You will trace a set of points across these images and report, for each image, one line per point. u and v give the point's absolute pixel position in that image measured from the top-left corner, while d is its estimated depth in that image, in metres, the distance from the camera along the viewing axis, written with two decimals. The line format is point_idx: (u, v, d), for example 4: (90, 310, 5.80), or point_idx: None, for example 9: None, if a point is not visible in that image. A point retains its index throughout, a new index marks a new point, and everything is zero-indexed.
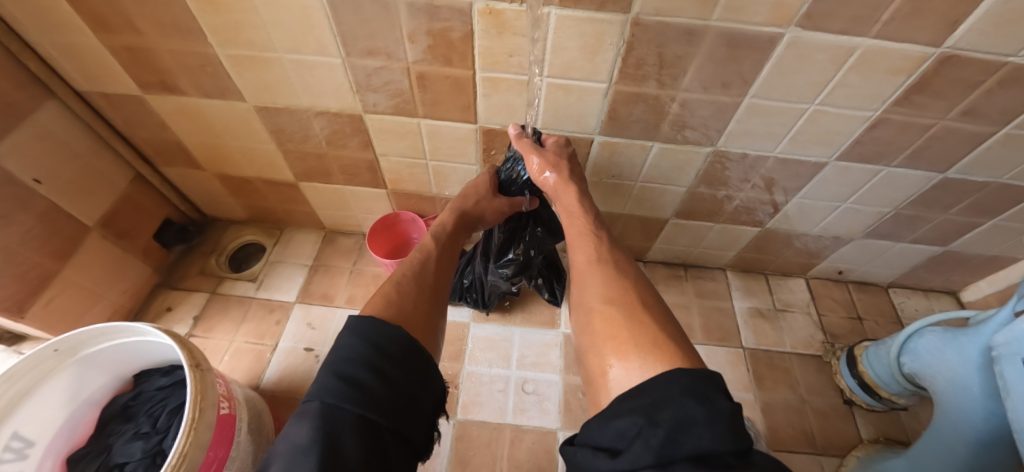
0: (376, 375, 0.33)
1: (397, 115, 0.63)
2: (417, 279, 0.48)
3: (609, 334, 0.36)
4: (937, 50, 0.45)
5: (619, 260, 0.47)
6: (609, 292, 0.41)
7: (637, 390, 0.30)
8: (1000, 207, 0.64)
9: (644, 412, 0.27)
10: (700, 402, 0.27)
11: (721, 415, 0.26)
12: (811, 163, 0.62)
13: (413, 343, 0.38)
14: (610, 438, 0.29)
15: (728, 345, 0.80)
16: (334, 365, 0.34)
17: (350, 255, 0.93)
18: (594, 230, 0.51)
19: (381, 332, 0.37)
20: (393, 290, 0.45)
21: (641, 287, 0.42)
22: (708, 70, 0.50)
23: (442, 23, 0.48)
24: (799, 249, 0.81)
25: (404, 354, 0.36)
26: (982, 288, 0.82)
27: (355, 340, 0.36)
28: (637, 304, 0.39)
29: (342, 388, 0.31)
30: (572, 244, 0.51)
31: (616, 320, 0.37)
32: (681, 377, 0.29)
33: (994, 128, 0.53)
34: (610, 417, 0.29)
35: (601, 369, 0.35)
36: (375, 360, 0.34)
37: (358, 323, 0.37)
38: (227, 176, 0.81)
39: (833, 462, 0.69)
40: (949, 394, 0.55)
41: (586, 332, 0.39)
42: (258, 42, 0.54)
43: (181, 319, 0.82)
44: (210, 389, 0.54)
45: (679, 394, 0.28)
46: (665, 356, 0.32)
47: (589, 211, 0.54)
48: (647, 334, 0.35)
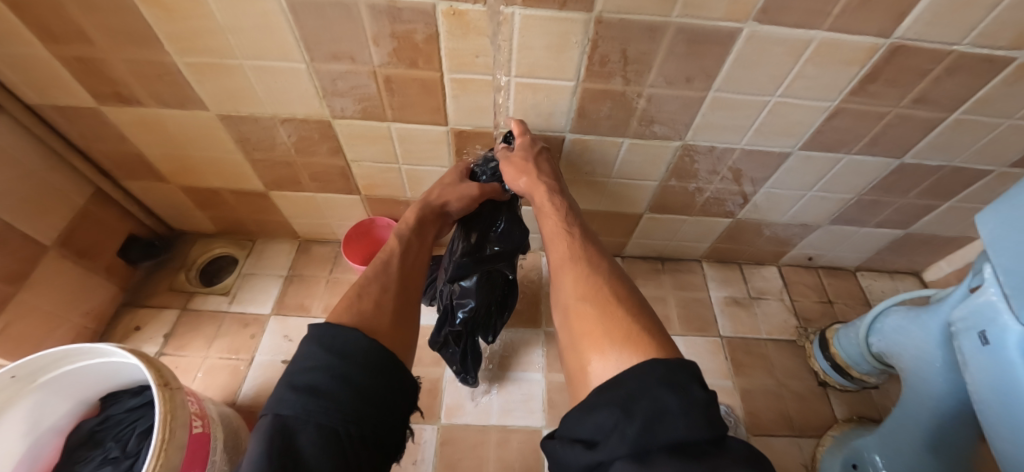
0: (335, 382, 0.34)
1: (366, 120, 0.62)
2: (382, 281, 0.49)
3: (585, 330, 0.36)
4: (887, 41, 0.47)
5: (591, 254, 0.45)
6: (581, 289, 0.40)
7: (614, 383, 0.30)
8: (954, 189, 0.67)
9: (621, 404, 0.27)
10: (675, 392, 0.27)
11: (696, 403, 0.26)
12: (776, 153, 0.64)
13: (375, 345, 0.38)
14: (588, 430, 0.28)
15: (707, 335, 0.82)
16: (292, 376, 0.34)
17: (326, 263, 0.91)
18: (569, 226, 0.50)
19: (342, 336, 0.37)
20: (357, 293, 0.45)
21: (615, 281, 0.41)
22: (673, 66, 0.51)
23: (405, 26, 0.48)
24: (770, 237, 0.83)
25: (367, 357, 0.37)
26: (942, 267, 0.85)
27: (316, 348, 0.36)
28: (609, 300, 0.38)
29: (300, 397, 0.32)
30: (548, 240, 0.50)
31: (590, 316, 0.37)
32: (657, 368, 0.29)
33: (944, 113, 0.56)
34: (587, 410, 0.29)
35: (581, 365, 0.35)
36: (336, 367, 0.35)
37: (318, 331, 0.38)
38: (193, 188, 0.78)
39: (811, 442, 0.72)
40: (915, 371, 0.57)
41: (565, 331, 0.39)
42: (218, 49, 0.52)
43: (150, 338, 0.79)
44: (181, 409, 0.52)
45: (654, 384, 0.27)
46: (640, 350, 0.31)
47: (564, 207, 0.53)
48: (621, 329, 0.34)
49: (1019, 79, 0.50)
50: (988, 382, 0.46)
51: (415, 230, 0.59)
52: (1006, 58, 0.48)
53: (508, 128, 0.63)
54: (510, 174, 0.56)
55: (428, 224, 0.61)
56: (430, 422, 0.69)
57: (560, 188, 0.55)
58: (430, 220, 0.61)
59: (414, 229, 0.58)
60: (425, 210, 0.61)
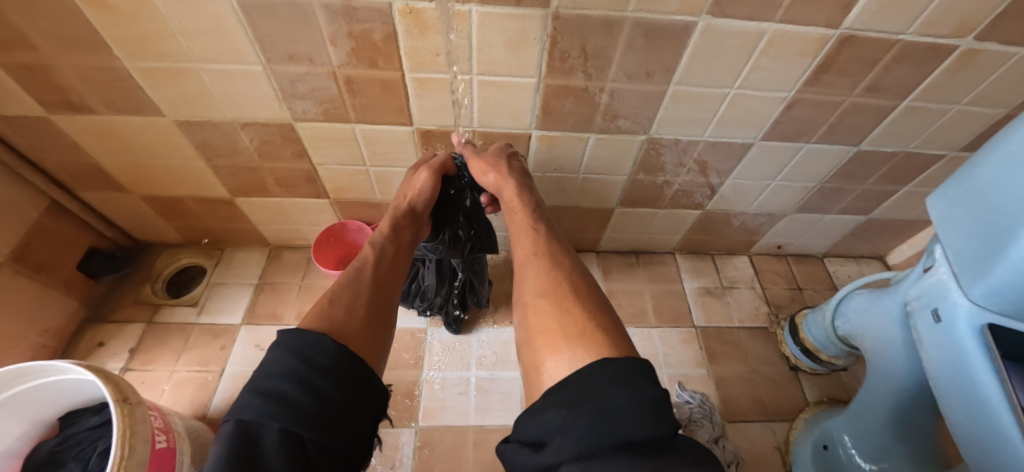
0: (301, 387, 0.32)
1: (329, 122, 0.61)
2: (353, 287, 0.47)
3: (542, 327, 0.36)
4: (836, 31, 0.48)
5: (556, 250, 0.46)
6: (541, 286, 0.41)
7: (567, 383, 0.30)
8: (910, 174, 0.70)
9: (569, 404, 0.27)
10: (624, 389, 0.27)
11: (645, 401, 0.26)
12: (739, 144, 0.65)
13: (348, 351, 0.37)
14: (537, 432, 0.28)
15: (681, 326, 0.83)
16: (257, 381, 0.33)
17: (298, 270, 0.89)
18: (533, 222, 0.50)
19: (310, 341, 0.36)
20: (328, 299, 0.44)
21: (576, 277, 0.41)
22: (632, 60, 0.51)
23: (362, 25, 0.47)
24: (739, 227, 0.85)
25: (336, 362, 0.35)
26: (904, 250, 0.88)
27: (283, 353, 0.35)
28: (567, 295, 0.39)
29: (263, 403, 0.31)
30: (512, 236, 0.50)
31: (548, 313, 0.37)
32: (608, 367, 0.29)
33: (896, 101, 0.57)
34: (538, 411, 0.29)
35: (535, 364, 0.35)
36: (303, 372, 0.33)
37: (288, 336, 0.36)
38: (155, 198, 0.76)
39: (784, 426, 0.73)
40: (878, 351, 0.59)
41: (522, 327, 0.39)
42: (170, 52, 0.51)
43: (115, 354, 0.77)
44: (142, 424, 0.51)
45: (604, 383, 0.27)
46: (594, 347, 0.32)
47: (531, 203, 0.53)
48: (577, 326, 0.35)
49: (963, 65, 0.52)
50: (941, 359, 0.47)
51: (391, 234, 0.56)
52: (950, 45, 0.49)
53: (474, 127, 0.63)
54: (479, 169, 0.56)
55: (404, 228, 0.58)
56: (408, 426, 0.69)
57: (528, 184, 0.55)
58: (408, 224, 0.59)
59: (390, 233, 0.56)
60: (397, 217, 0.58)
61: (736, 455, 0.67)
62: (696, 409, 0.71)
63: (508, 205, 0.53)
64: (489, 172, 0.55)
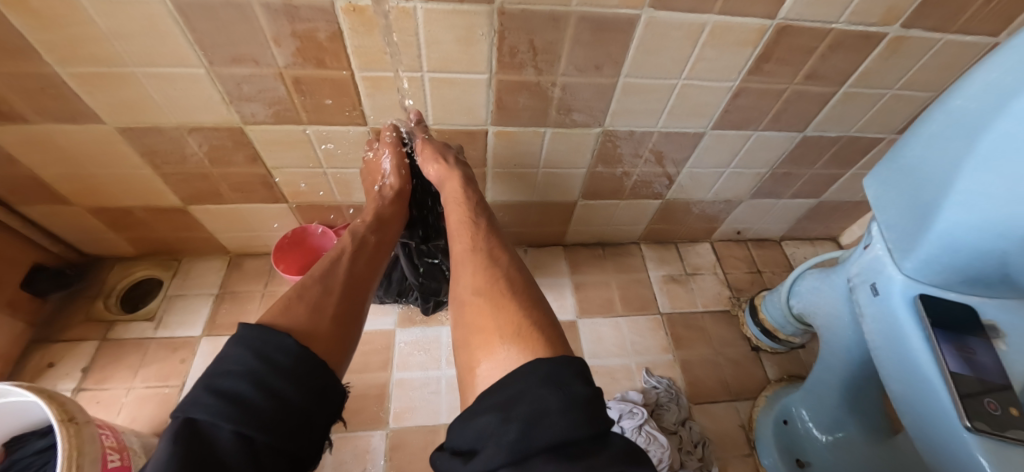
0: (258, 387, 0.31)
1: (280, 124, 0.60)
2: (325, 282, 0.47)
3: (478, 327, 0.37)
4: (773, 22, 0.50)
5: (493, 247, 0.48)
6: (477, 282, 0.42)
7: (500, 385, 0.30)
8: (853, 157, 0.73)
9: (500, 409, 0.28)
10: (555, 390, 0.28)
11: (575, 401, 0.27)
12: (691, 134, 0.66)
13: (310, 352, 0.36)
14: (470, 439, 0.29)
15: (647, 313, 0.85)
16: (212, 377, 0.32)
17: (261, 277, 0.88)
18: (472, 218, 0.52)
19: (271, 340, 0.35)
20: (296, 294, 0.43)
21: (512, 272, 0.44)
22: (581, 54, 0.52)
23: (305, 24, 0.46)
24: (699, 215, 0.87)
25: (296, 363, 0.34)
26: (855, 231, 0.93)
27: (242, 350, 0.33)
28: (502, 292, 0.40)
29: (216, 401, 0.29)
30: (451, 233, 0.52)
31: (484, 311, 0.38)
32: (541, 366, 0.30)
33: (834, 88, 0.60)
34: (472, 416, 0.29)
35: (470, 365, 0.36)
36: (262, 371, 0.32)
37: (248, 333, 0.35)
38: (104, 209, 0.73)
39: (747, 404, 0.76)
40: (829, 327, 0.61)
41: (458, 326, 0.40)
42: (104, 57, 0.48)
43: (67, 374, 0.74)
44: (90, 444, 0.49)
45: (537, 385, 0.28)
46: (529, 345, 0.33)
47: (469, 197, 0.55)
48: (512, 323, 0.36)
49: (893, 51, 0.55)
50: (879, 329, 0.50)
51: (373, 228, 0.58)
52: (880, 33, 0.52)
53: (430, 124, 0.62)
54: (426, 160, 0.58)
55: (390, 222, 0.60)
56: (379, 429, 0.68)
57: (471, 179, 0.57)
58: (391, 214, 0.60)
59: (374, 226, 0.57)
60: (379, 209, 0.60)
61: (702, 436, 0.70)
62: (663, 394, 0.73)
63: (450, 201, 0.55)
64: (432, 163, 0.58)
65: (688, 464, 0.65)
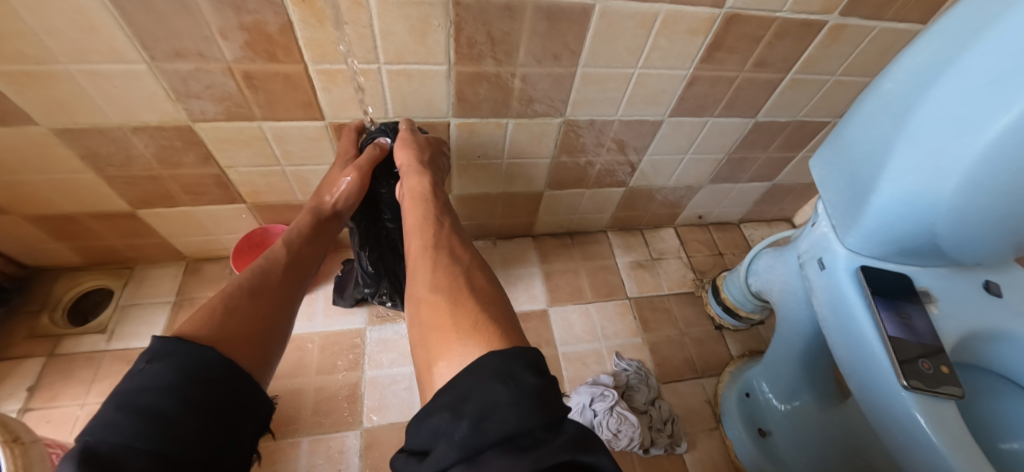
0: (180, 401, 0.30)
1: (232, 121, 0.57)
2: (255, 293, 0.44)
3: (434, 324, 0.36)
4: (722, 11, 0.52)
5: (455, 244, 0.47)
6: (436, 280, 0.41)
7: (453, 383, 0.31)
8: (802, 140, 0.77)
9: (452, 406, 0.29)
10: (503, 383, 0.28)
11: (524, 392, 0.28)
12: (650, 122, 0.68)
13: (232, 364, 0.35)
14: (424, 439, 0.29)
15: (616, 298, 0.87)
16: (123, 396, 0.29)
17: (221, 282, 0.85)
18: (436, 216, 0.51)
19: (195, 353, 0.33)
20: (220, 303, 0.41)
21: (473, 270, 0.43)
22: (538, 44, 0.53)
23: (252, 16, 0.44)
24: (661, 201, 0.90)
25: (222, 375, 0.33)
26: (808, 211, 0.98)
27: (160, 365, 0.31)
28: (462, 288, 0.39)
29: (131, 419, 0.27)
30: (409, 231, 0.50)
31: (441, 307, 0.37)
32: (492, 360, 0.30)
33: (781, 74, 0.63)
34: (425, 416, 0.30)
35: (428, 363, 0.35)
36: (182, 386, 0.30)
37: (164, 348, 0.32)
38: (42, 217, 0.68)
39: (712, 381, 0.79)
40: (784, 302, 0.65)
41: (416, 324, 0.39)
42: (31, 52, 0.45)
43: (11, 395, 0.69)
44: (39, 464, 0.46)
45: (487, 379, 0.29)
46: (486, 339, 0.33)
47: (433, 194, 0.54)
48: (469, 319, 0.35)
49: (832, 39, 0.58)
50: (824, 300, 0.53)
51: (308, 239, 0.57)
52: (820, 21, 0.55)
53: (390, 118, 0.62)
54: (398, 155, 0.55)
55: (324, 234, 0.59)
56: (352, 428, 0.68)
57: (438, 180, 0.55)
58: (325, 224, 0.60)
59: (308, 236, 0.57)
60: (317, 216, 0.59)
61: (671, 413, 0.72)
62: (633, 375, 0.75)
63: (414, 196, 0.53)
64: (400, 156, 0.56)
65: (658, 441, 0.69)
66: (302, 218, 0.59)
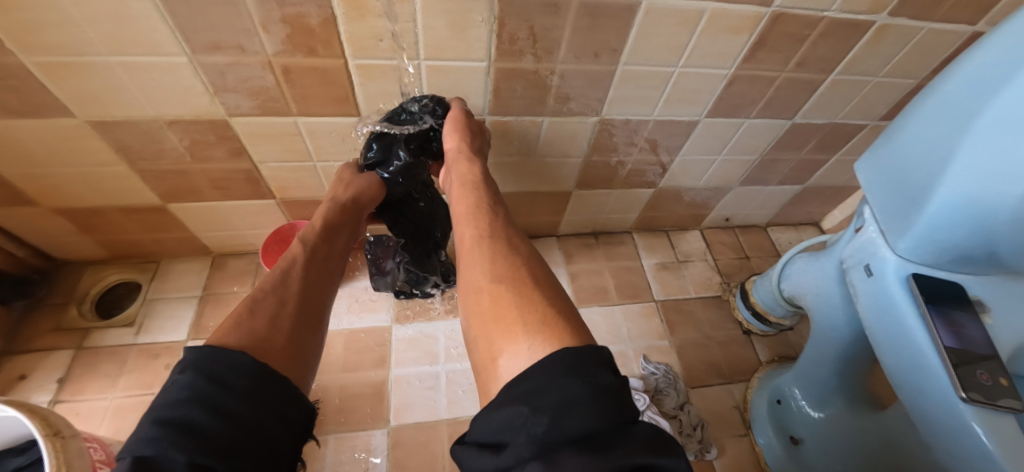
0: (214, 413, 0.28)
1: (266, 116, 0.57)
2: (278, 296, 0.42)
3: (498, 315, 0.37)
4: (768, 9, 0.50)
5: (512, 235, 0.48)
6: (496, 270, 0.42)
7: (524, 375, 0.30)
8: (837, 143, 0.76)
9: (527, 400, 0.28)
10: (580, 380, 0.28)
11: (601, 391, 0.28)
12: (685, 122, 0.67)
13: (263, 370, 0.33)
14: (496, 432, 0.29)
15: (641, 300, 0.86)
16: (159, 409, 0.28)
17: (245, 277, 0.85)
18: (489, 205, 0.51)
19: (222, 362, 0.31)
20: (247, 308, 0.39)
21: (532, 262, 0.43)
22: (578, 41, 0.51)
23: (294, 8, 0.44)
24: (688, 203, 0.89)
25: (253, 384, 0.31)
26: (836, 216, 0.96)
27: (191, 374, 0.30)
28: (525, 280, 0.40)
29: (164, 433, 0.26)
30: (459, 219, 0.51)
31: (505, 298, 0.38)
32: (565, 357, 0.30)
33: (822, 75, 0.61)
34: (496, 408, 0.30)
35: (492, 355, 0.35)
36: (217, 396, 0.29)
37: (195, 357, 0.31)
38: (71, 210, 0.68)
39: (741, 386, 0.78)
40: (819, 307, 0.63)
41: (475, 314, 0.40)
42: (71, 44, 0.44)
43: (40, 387, 0.69)
44: (77, 458, 0.46)
45: (562, 376, 0.28)
46: (554, 335, 0.33)
47: (484, 181, 0.54)
48: (536, 312, 0.36)
49: (878, 39, 0.56)
50: (871, 308, 0.51)
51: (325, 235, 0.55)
52: (868, 21, 0.53)
53: None
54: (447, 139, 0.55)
55: (342, 230, 0.57)
56: (378, 427, 0.67)
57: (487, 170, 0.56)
58: (342, 220, 0.57)
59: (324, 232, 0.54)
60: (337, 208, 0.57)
61: (700, 418, 0.71)
62: (661, 379, 0.74)
63: (465, 182, 0.53)
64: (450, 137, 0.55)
65: (688, 446, 0.68)
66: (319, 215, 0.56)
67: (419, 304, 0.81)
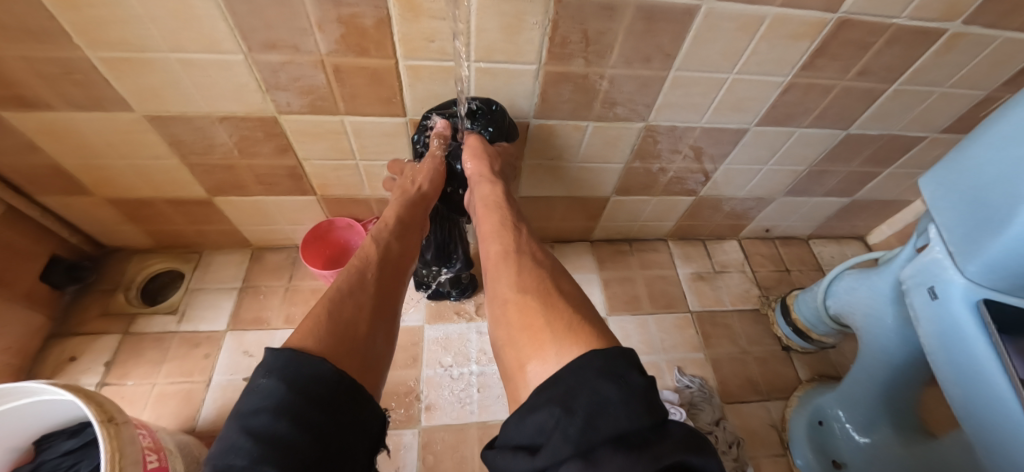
0: (296, 425, 0.28)
1: (314, 114, 0.57)
2: (355, 298, 0.43)
3: (525, 324, 0.37)
4: (834, 16, 0.48)
5: (534, 249, 0.48)
6: (522, 282, 0.42)
7: (554, 379, 0.30)
8: (891, 156, 0.73)
9: (560, 402, 0.27)
10: (613, 382, 0.27)
11: (635, 391, 0.27)
12: (733, 130, 0.65)
13: (341, 376, 0.33)
14: (529, 435, 0.28)
15: (675, 311, 0.85)
16: (244, 417, 0.29)
17: (283, 271, 0.86)
18: (512, 222, 0.52)
19: (302, 370, 0.32)
20: (325, 310, 0.39)
21: (558, 276, 0.43)
22: (631, 45, 0.50)
23: (350, 9, 0.43)
24: (728, 212, 0.87)
25: (332, 392, 0.31)
26: (883, 230, 0.93)
27: (274, 381, 0.31)
28: (550, 291, 0.40)
29: (254, 446, 0.27)
30: (484, 236, 0.52)
31: (531, 309, 0.38)
32: (596, 359, 0.29)
33: (884, 84, 0.58)
34: (528, 412, 0.29)
35: (520, 363, 0.35)
36: (296, 406, 0.29)
37: (277, 362, 0.32)
38: (122, 200, 0.71)
39: (779, 405, 0.76)
40: (868, 326, 0.61)
41: (502, 324, 0.40)
42: (134, 40, 0.45)
43: (88, 369, 0.72)
44: (130, 445, 0.47)
45: (594, 376, 0.28)
46: (581, 340, 0.32)
47: (506, 201, 0.55)
48: (561, 320, 0.35)
49: (949, 48, 0.53)
50: (935, 332, 0.48)
51: (397, 233, 0.54)
52: (939, 29, 0.50)
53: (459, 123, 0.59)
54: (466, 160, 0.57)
55: (410, 228, 0.56)
56: (410, 427, 0.67)
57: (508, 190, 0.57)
58: (412, 215, 0.56)
59: (396, 231, 0.54)
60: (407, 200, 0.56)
61: (737, 436, 0.69)
62: (697, 393, 0.72)
63: (487, 203, 0.54)
64: (470, 162, 0.57)
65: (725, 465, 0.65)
66: (390, 212, 0.56)
67: (451, 305, 0.82)
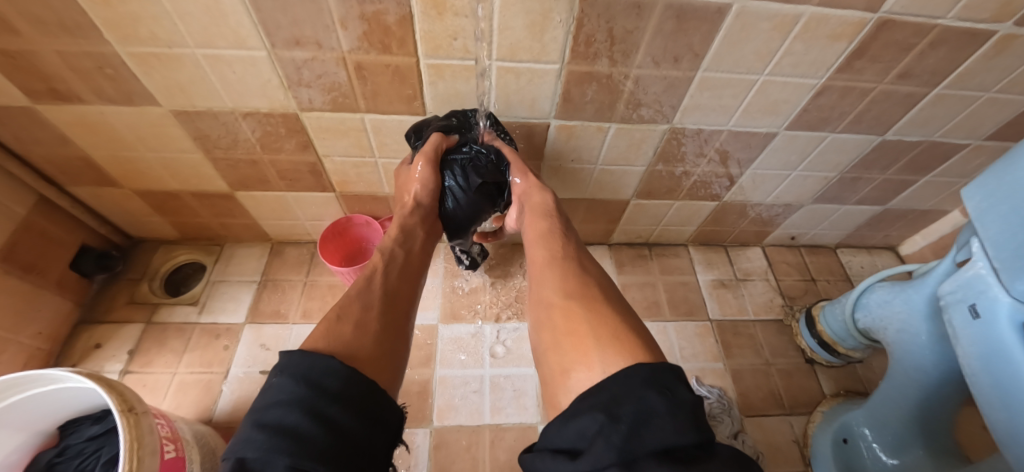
0: (311, 417, 0.28)
1: (336, 111, 0.57)
2: (364, 299, 0.43)
3: (569, 329, 0.36)
4: (875, 15, 0.45)
5: (579, 256, 0.48)
6: (567, 287, 0.42)
7: (598, 387, 0.29)
8: (930, 164, 0.69)
9: (604, 409, 0.27)
10: (660, 393, 0.27)
11: (681, 405, 0.26)
12: (762, 134, 0.63)
13: (354, 372, 0.33)
14: (571, 439, 0.27)
15: (695, 318, 0.83)
16: (260, 412, 0.30)
17: (302, 266, 0.87)
18: (559, 229, 0.53)
19: (317, 364, 0.32)
20: (337, 314, 0.40)
21: (602, 282, 0.43)
22: (659, 44, 0.48)
23: (374, 5, 0.43)
24: (753, 218, 0.84)
25: (345, 386, 0.31)
26: (917, 241, 0.90)
27: (286, 378, 0.31)
28: (594, 297, 0.40)
29: (270, 437, 0.27)
30: (530, 243, 0.52)
31: (576, 313, 0.38)
32: (641, 370, 0.28)
33: (926, 88, 0.55)
34: (570, 417, 0.28)
35: (561, 368, 0.35)
36: (312, 399, 0.29)
37: (290, 360, 0.32)
38: (149, 192, 0.72)
39: (801, 420, 0.73)
40: (900, 341, 0.58)
41: (545, 328, 0.39)
42: (163, 36, 0.46)
43: (113, 356, 0.74)
44: (149, 435, 0.48)
45: (640, 386, 0.27)
46: (628, 349, 0.32)
47: (553, 208, 0.56)
48: (607, 326, 0.35)
49: (1000, 51, 0.50)
50: (979, 353, 0.45)
51: (401, 240, 0.55)
52: (989, 31, 0.47)
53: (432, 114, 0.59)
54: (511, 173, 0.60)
55: (415, 235, 0.57)
56: (422, 426, 0.67)
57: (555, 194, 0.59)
58: (415, 224, 0.58)
59: (399, 238, 0.55)
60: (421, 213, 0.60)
61: (756, 450, 0.67)
62: (715, 404, 0.71)
63: (536, 209, 0.56)
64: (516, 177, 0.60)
65: None
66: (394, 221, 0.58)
67: (467, 305, 0.81)
